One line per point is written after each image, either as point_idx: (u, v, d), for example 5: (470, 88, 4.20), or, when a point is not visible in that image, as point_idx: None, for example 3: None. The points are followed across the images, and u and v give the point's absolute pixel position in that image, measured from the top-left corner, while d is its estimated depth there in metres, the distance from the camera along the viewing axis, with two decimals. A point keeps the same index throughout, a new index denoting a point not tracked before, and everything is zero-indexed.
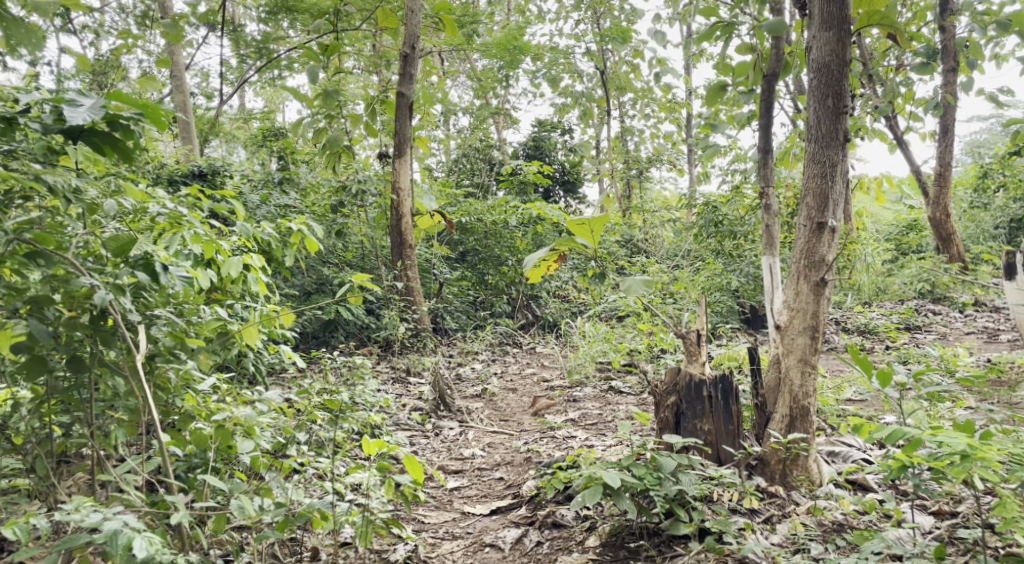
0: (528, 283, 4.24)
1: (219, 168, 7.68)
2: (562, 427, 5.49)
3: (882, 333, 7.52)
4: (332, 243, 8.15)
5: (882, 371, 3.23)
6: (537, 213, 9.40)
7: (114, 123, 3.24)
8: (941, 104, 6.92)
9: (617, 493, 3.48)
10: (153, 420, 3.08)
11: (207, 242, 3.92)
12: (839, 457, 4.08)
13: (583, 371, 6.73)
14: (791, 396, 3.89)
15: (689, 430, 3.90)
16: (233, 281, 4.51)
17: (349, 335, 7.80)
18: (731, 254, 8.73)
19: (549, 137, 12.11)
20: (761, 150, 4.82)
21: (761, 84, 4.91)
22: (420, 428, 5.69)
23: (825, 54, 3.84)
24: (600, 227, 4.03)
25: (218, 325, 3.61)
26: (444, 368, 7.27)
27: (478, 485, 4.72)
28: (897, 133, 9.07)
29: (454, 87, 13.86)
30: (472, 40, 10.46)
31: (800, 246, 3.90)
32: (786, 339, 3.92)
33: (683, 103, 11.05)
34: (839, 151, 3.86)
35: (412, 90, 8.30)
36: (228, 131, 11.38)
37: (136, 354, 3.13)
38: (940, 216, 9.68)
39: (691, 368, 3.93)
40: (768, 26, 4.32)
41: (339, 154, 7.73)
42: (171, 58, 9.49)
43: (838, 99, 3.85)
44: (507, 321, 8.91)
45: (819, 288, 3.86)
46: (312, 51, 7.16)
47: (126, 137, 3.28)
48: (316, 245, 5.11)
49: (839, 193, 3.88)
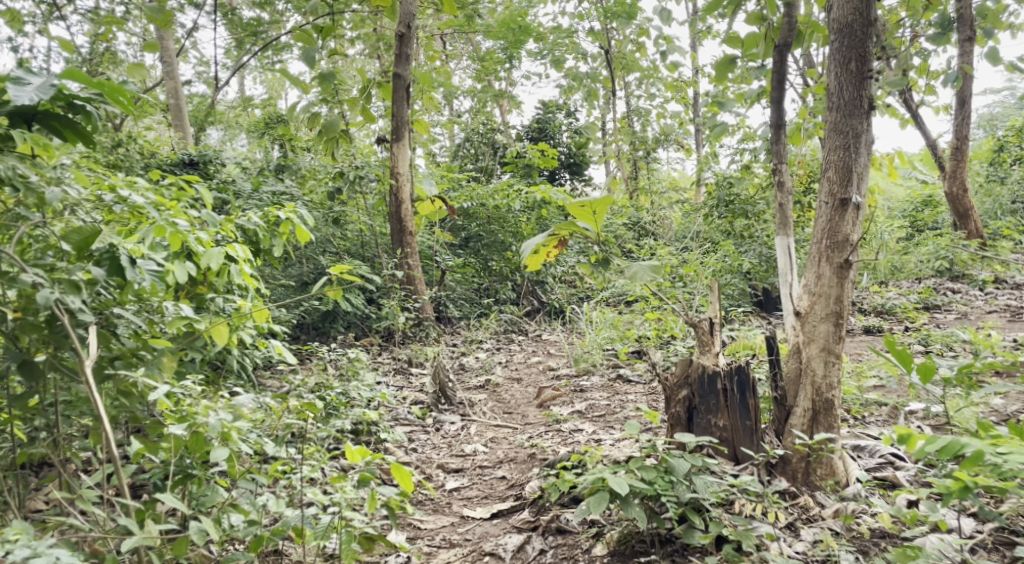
0: (526, 271, 3.99)
1: (211, 155, 7.38)
2: (568, 420, 5.23)
3: (901, 314, 7.20)
4: (330, 230, 7.86)
5: (925, 366, 2.98)
6: (542, 196, 9.09)
7: (71, 105, 3.01)
8: (958, 75, 6.56)
9: (625, 500, 3.21)
10: (112, 430, 2.85)
11: (175, 235, 3.65)
12: (865, 452, 3.78)
13: (590, 359, 6.43)
14: (814, 389, 3.60)
15: (702, 427, 3.63)
16: (217, 273, 4.28)
17: (348, 325, 7.52)
18: (743, 234, 8.39)
19: (553, 119, 11.78)
20: (773, 125, 4.53)
21: (773, 55, 4.62)
22: (420, 423, 5.41)
23: (847, 12, 3.53)
24: (603, 210, 3.79)
25: (185, 323, 3.34)
26: (446, 359, 7.00)
27: (480, 485, 4.46)
28: (911, 108, 8.73)
29: (458, 70, 13.51)
30: (472, 22, 10.11)
31: (822, 225, 3.60)
32: (807, 328, 3.63)
33: (690, 82, 10.69)
34: (863, 119, 3.55)
35: (408, 71, 7.96)
36: (225, 117, 11.09)
37: (87, 360, 2.87)
38: (956, 191, 9.32)
39: (703, 359, 3.66)
40: None
41: (336, 139, 7.43)
42: (162, 43, 9.17)
43: (861, 62, 3.54)
44: (512, 308, 8.61)
45: (842, 270, 3.55)
46: (304, 32, 6.87)
47: (83, 117, 3.05)
48: (305, 234, 4.82)
49: (863, 165, 3.58)
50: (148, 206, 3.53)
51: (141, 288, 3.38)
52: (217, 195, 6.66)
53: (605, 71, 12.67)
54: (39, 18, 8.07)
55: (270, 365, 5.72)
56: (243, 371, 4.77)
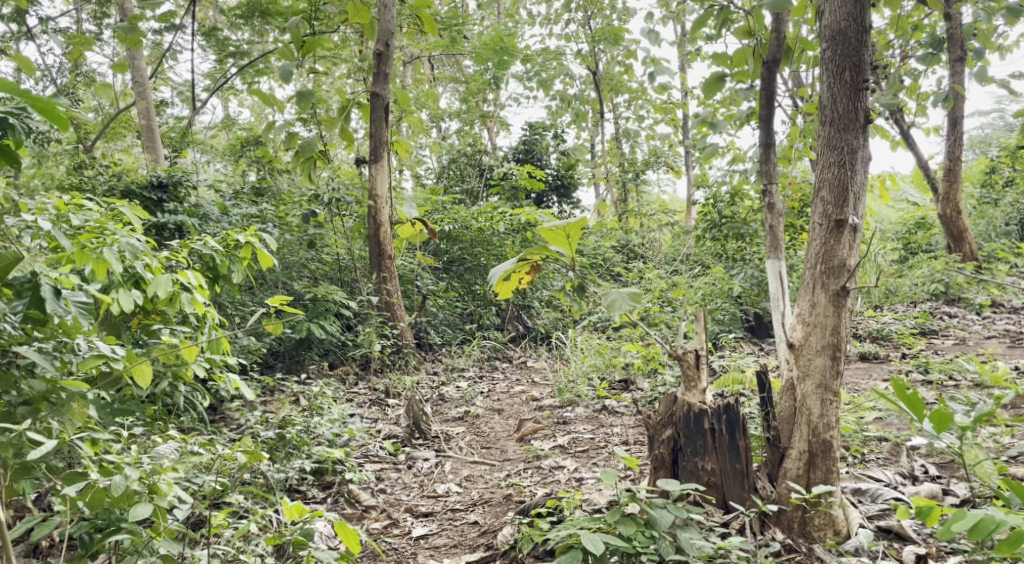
0: (497, 298, 3.73)
1: (182, 177, 6.70)
2: (548, 456, 4.91)
3: (897, 340, 6.90)
4: (305, 255, 7.48)
5: (939, 415, 2.94)
6: (527, 219, 8.74)
7: None
8: (950, 95, 6.33)
9: (601, 560, 2.96)
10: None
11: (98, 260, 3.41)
12: (866, 496, 3.46)
13: (575, 389, 6.08)
14: (810, 428, 3.29)
15: (688, 470, 3.36)
16: (167, 301, 4.00)
17: (323, 353, 7.13)
18: (733, 257, 8.08)
19: (541, 140, 11.51)
20: (762, 145, 4.35)
21: (761, 73, 4.39)
22: (391, 460, 5.05)
23: (840, 19, 3.26)
24: (579, 232, 3.53)
25: (100, 362, 3.16)
26: (425, 389, 6.66)
27: (449, 532, 4.15)
28: (904, 128, 8.50)
29: (446, 91, 13.22)
30: (458, 44, 9.83)
31: (816, 249, 3.32)
32: (802, 361, 3.32)
33: (679, 104, 10.45)
34: (859, 134, 3.27)
35: (388, 90, 7.67)
36: (205, 140, 10.75)
37: None
38: (950, 213, 9.05)
39: (689, 396, 3.40)
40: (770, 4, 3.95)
41: (314, 161, 7.18)
42: (136, 62, 8.85)
43: (857, 72, 3.26)
44: (496, 334, 8.25)
45: (839, 298, 3.26)
46: (282, 50, 6.64)
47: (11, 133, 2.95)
48: (268, 259, 4.50)
49: (859, 184, 3.30)
50: (56, 234, 3.16)
51: (65, 322, 3.15)
52: (184, 220, 6.35)
53: (594, 92, 12.42)
54: (8, 38, 7.80)
55: (236, 399, 5.39)
56: (196, 408, 4.43)
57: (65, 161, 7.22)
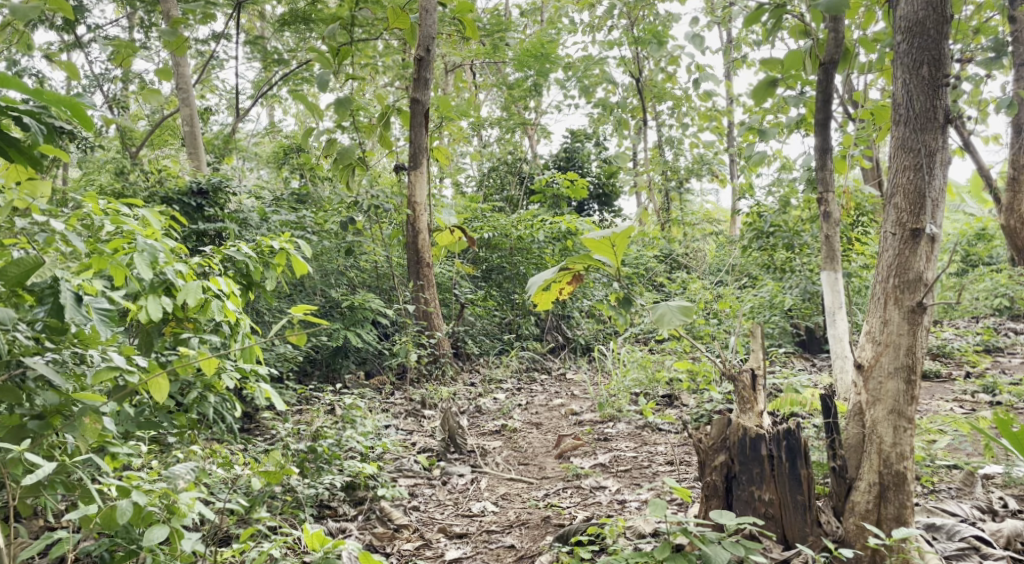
0: (538, 311, 3.53)
1: (222, 182, 6.59)
2: (589, 474, 4.67)
3: (959, 357, 6.52)
4: (343, 262, 7.28)
5: None
6: (569, 227, 8.47)
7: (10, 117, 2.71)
8: (1015, 102, 5.95)
9: None
10: None
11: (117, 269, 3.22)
12: (941, 532, 3.20)
13: (616, 404, 5.82)
14: (881, 458, 3.05)
15: (743, 501, 3.16)
16: (199, 308, 3.83)
17: (360, 361, 6.99)
18: (782, 267, 7.67)
19: (582, 148, 11.30)
20: (818, 150, 4.11)
21: (817, 74, 4.13)
22: (426, 475, 4.85)
23: (917, 8, 3.03)
24: (624, 241, 3.30)
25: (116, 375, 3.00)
26: (462, 400, 6.46)
27: (483, 555, 3.95)
28: (964, 137, 8.09)
29: (488, 98, 13.05)
30: (500, 51, 9.60)
31: (888, 261, 3.07)
32: (871, 385, 3.08)
33: (725, 112, 10.13)
34: (938, 134, 3.03)
35: (428, 96, 7.47)
36: (248, 147, 10.70)
37: None
38: (1014, 225, 8.47)
39: (744, 419, 3.20)
40: (825, 4, 3.69)
41: (353, 168, 7.02)
42: (179, 68, 8.79)
43: (935, 67, 3.03)
44: (534, 344, 8.01)
45: (914, 315, 3.01)
46: (319, 56, 6.49)
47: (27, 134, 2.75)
48: (303, 267, 4.31)
49: (937, 189, 3.05)
50: (69, 236, 2.93)
51: (82, 332, 3.08)
52: (220, 226, 6.24)
53: (636, 100, 12.15)
54: (57, 47, 7.81)
55: (270, 408, 5.25)
56: (225, 419, 4.28)
57: (108, 168, 7.18)
